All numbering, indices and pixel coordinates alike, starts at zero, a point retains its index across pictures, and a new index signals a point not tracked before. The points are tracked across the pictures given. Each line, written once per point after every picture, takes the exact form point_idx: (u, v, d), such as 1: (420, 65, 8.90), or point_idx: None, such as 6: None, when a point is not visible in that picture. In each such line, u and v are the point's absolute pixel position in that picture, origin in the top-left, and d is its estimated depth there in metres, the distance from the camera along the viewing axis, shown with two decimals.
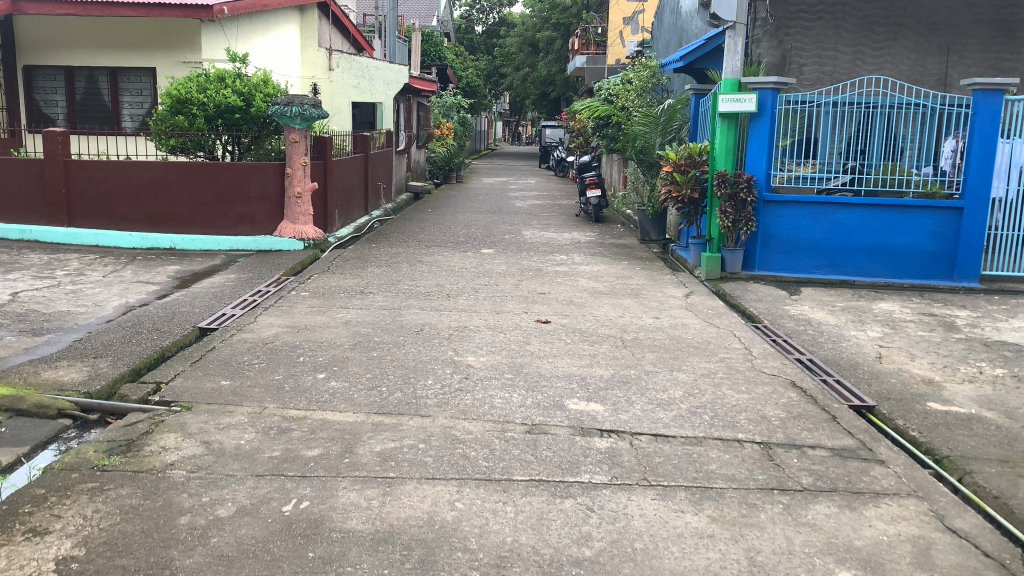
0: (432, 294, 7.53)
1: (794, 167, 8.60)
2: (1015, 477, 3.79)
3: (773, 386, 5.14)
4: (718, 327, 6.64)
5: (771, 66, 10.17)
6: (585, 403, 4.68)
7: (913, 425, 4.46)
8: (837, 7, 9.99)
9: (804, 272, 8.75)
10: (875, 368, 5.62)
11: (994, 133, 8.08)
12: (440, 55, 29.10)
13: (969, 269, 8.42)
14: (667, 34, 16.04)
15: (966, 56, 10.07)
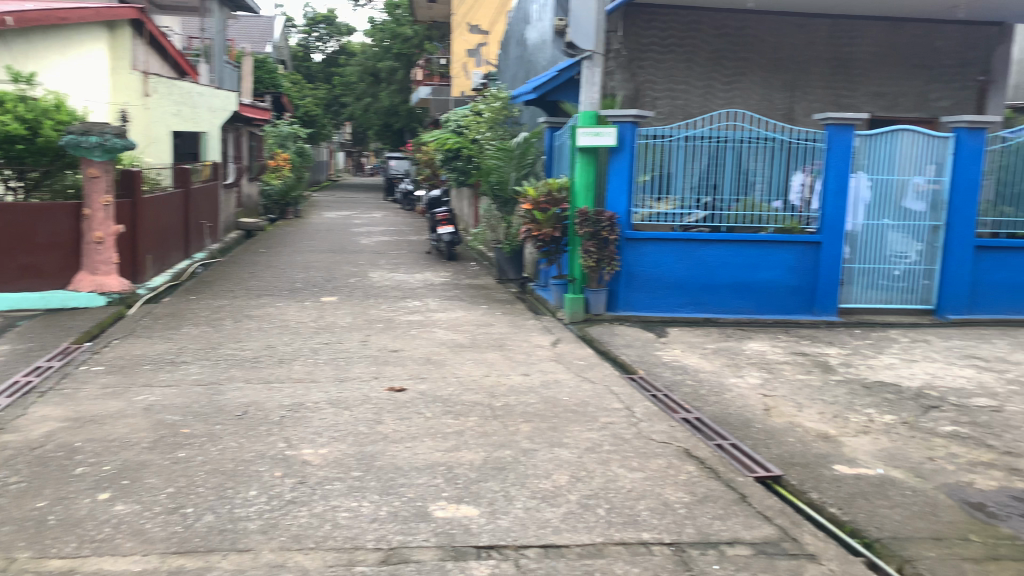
0: (262, 360, 6.36)
1: (653, 203, 8.01)
2: (961, 561, 3.16)
3: (667, 459, 4.46)
4: (593, 384, 5.95)
5: (625, 100, 9.84)
6: (453, 508, 3.79)
7: (829, 499, 3.84)
8: (687, 40, 9.83)
9: (668, 311, 8.16)
10: (768, 425, 5.01)
11: (846, 169, 7.88)
12: (275, 83, 27.40)
13: (829, 302, 8.14)
14: (514, 66, 15.60)
15: (808, 91, 10.18)
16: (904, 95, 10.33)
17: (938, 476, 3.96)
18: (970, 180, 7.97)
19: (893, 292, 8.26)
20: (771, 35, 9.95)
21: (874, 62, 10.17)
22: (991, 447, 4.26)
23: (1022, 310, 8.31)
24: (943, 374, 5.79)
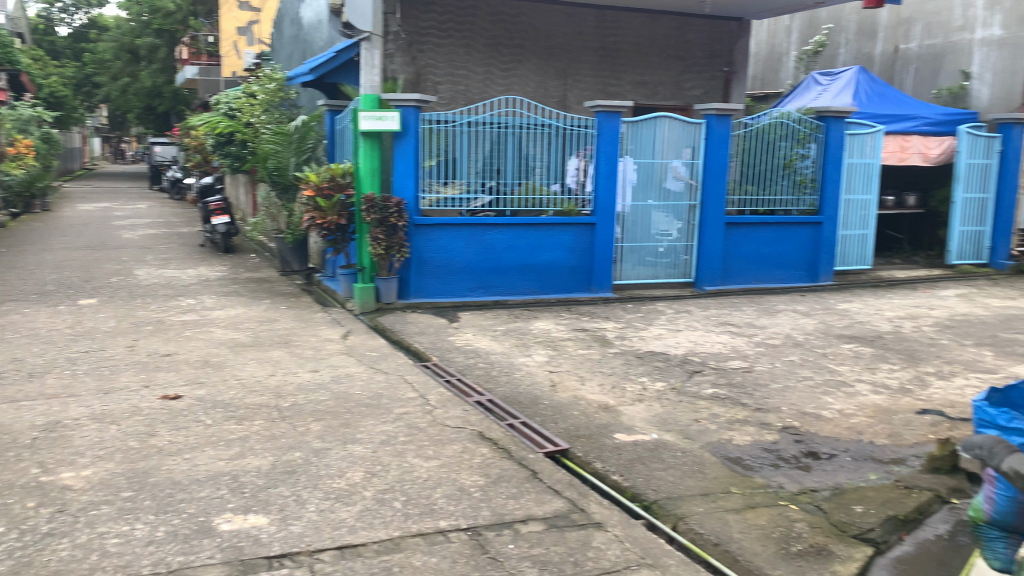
0: (6, 377, 5.55)
1: (439, 188, 7.97)
2: (724, 513, 3.37)
3: (461, 443, 4.49)
4: (386, 375, 5.86)
5: (406, 84, 9.74)
6: (241, 519, 3.54)
7: (612, 467, 4.03)
8: (464, 25, 9.90)
9: (457, 296, 8.22)
10: (555, 400, 5.18)
11: (615, 153, 8.34)
12: (13, 58, 23.06)
13: (604, 280, 8.64)
14: (289, 47, 14.88)
15: (579, 79, 10.68)
16: (662, 84, 11.17)
17: (702, 435, 4.31)
18: (720, 163, 8.72)
19: (658, 267, 8.96)
20: (543, 23, 10.29)
21: (636, 52, 10.87)
22: (745, 404, 4.73)
23: (766, 280, 9.28)
24: (703, 341, 6.35)
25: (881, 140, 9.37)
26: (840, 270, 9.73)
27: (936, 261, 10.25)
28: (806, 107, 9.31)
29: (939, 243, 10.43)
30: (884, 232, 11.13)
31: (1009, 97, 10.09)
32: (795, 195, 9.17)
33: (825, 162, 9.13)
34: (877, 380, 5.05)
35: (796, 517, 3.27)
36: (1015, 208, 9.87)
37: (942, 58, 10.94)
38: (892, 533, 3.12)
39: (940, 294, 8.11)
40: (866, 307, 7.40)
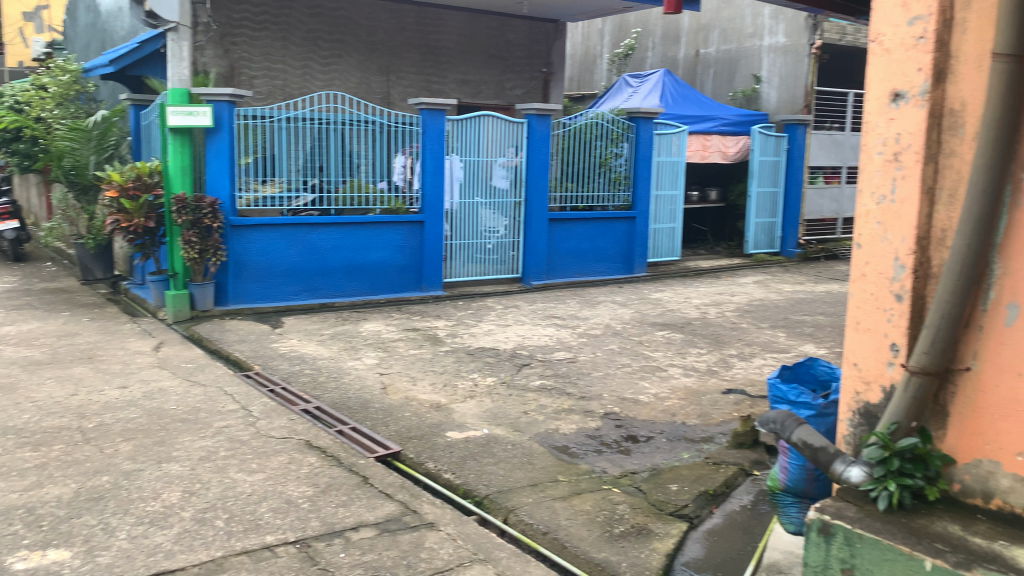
0: None
1: (258, 186, 7.56)
2: (552, 502, 3.44)
3: (288, 454, 4.28)
4: (204, 388, 5.48)
5: (218, 78, 9.22)
6: (37, 556, 3.16)
7: (443, 465, 3.97)
8: (280, 18, 9.49)
9: (281, 300, 7.85)
10: (386, 403, 5.05)
11: (441, 151, 8.30)
12: None
13: (434, 278, 8.62)
14: (85, 35, 13.61)
15: (402, 76, 10.58)
16: (484, 83, 11.31)
17: (530, 427, 4.37)
18: (542, 161, 8.96)
19: (487, 264, 9.05)
20: (364, 19, 10.08)
21: (458, 50, 10.91)
22: (571, 394, 4.88)
23: (588, 274, 9.66)
24: (530, 335, 6.50)
25: (685, 140, 10.02)
26: (653, 262, 10.31)
27: (737, 251, 11.13)
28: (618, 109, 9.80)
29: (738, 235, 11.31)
30: (690, 225, 11.90)
31: (793, 100, 11.11)
32: (611, 192, 9.65)
33: (637, 160, 9.63)
34: (688, 364, 5.40)
35: (618, 500, 3.40)
36: (800, 201, 10.90)
37: (737, 63, 11.89)
38: (704, 508, 3.33)
39: (741, 281, 8.82)
40: (677, 296, 7.91)
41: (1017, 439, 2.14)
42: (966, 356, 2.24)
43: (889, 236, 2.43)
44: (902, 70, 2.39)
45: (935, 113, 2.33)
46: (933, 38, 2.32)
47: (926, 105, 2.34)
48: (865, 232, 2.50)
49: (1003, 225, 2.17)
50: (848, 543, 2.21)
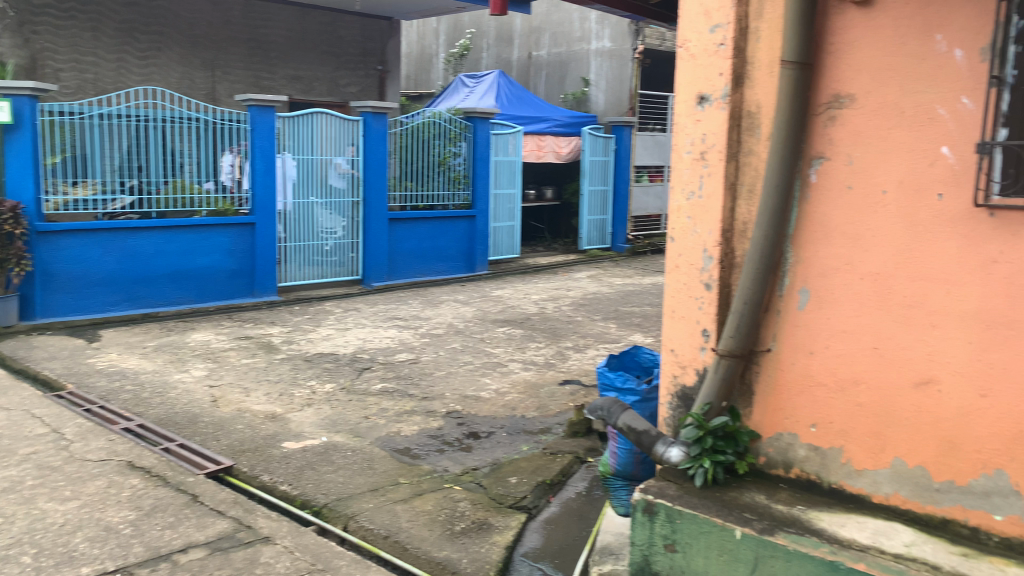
0: None
1: (68, 188, 6.84)
2: (393, 505, 3.39)
3: (107, 477, 3.87)
4: (6, 412, 4.90)
5: (17, 69, 8.36)
6: None
7: (280, 477, 3.78)
8: (88, 5, 8.75)
9: (97, 311, 7.17)
10: (218, 416, 4.76)
11: (271, 149, 7.98)
12: None
13: (267, 283, 8.28)
14: None
15: (229, 72, 10.07)
16: (317, 81, 10.99)
17: (371, 432, 4.28)
18: (379, 159, 8.83)
19: (325, 267, 8.81)
20: (185, 10, 9.51)
21: (289, 46, 10.53)
22: (412, 395, 4.84)
23: (429, 273, 9.64)
24: (371, 337, 6.38)
25: (521, 140, 10.22)
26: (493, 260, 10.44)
27: (573, 247, 11.52)
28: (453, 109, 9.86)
29: (573, 231, 11.71)
30: (528, 223, 12.20)
31: (619, 102, 11.66)
32: (450, 191, 9.68)
33: (474, 159, 9.73)
34: (526, 358, 5.52)
35: (459, 497, 3.42)
36: (627, 199, 11.48)
37: (567, 66, 12.33)
38: (541, 498, 3.41)
39: (577, 276, 9.14)
40: (517, 292, 8.07)
41: (810, 412, 2.35)
42: (766, 339, 2.43)
43: (699, 229, 2.59)
44: (705, 74, 2.56)
45: (734, 115, 2.51)
46: (731, 45, 2.49)
47: (727, 107, 2.51)
48: (678, 226, 2.65)
49: (794, 217, 2.37)
50: (669, 520, 2.33)
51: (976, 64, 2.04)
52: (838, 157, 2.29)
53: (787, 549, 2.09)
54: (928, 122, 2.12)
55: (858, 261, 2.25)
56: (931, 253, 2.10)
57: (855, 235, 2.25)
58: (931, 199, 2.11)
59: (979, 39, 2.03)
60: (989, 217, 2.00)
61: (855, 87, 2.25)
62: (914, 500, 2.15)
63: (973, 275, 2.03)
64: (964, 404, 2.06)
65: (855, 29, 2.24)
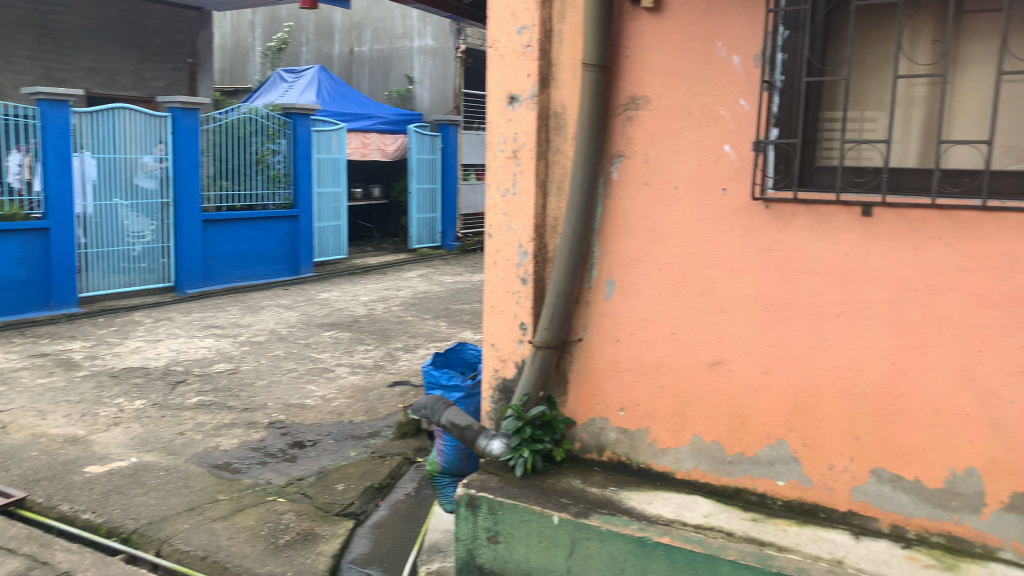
0: None
1: None
2: (211, 523, 3.19)
3: None
4: None
5: None
6: None
7: (82, 506, 3.41)
8: None
9: None
10: (6, 442, 4.20)
11: (66, 147, 7.09)
12: None
13: (66, 294, 7.34)
14: None
15: (13, 61, 9.07)
16: (120, 73, 10.19)
17: (187, 448, 4.02)
18: (191, 158, 8.20)
19: (133, 274, 8.01)
20: None
21: (85, 35, 9.67)
22: (232, 407, 4.60)
23: (249, 277, 9.12)
24: (186, 349, 6.00)
25: (344, 137, 10.06)
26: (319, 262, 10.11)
27: (402, 246, 11.42)
28: (271, 105, 9.42)
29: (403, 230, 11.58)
30: (355, 222, 11.95)
31: (442, 100, 11.69)
32: (270, 190, 9.24)
33: (295, 158, 9.38)
34: (354, 362, 5.41)
35: (283, 509, 3.29)
36: (456, 197, 11.51)
37: (389, 63, 12.22)
38: (370, 502, 3.36)
39: (405, 276, 9.10)
40: (344, 294, 7.89)
41: (619, 396, 2.47)
42: (578, 328, 2.53)
43: (513, 225, 2.64)
44: (513, 75, 2.60)
45: (542, 115, 2.58)
46: (537, 47, 2.55)
47: (535, 107, 2.58)
48: (493, 222, 2.68)
49: (599, 212, 2.48)
50: (491, 512, 2.37)
51: (750, 70, 2.21)
52: (636, 155, 2.41)
53: (600, 529, 2.18)
54: (712, 122, 2.27)
55: (656, 253, 2.38)
56: (718, 244, 2.27)
57: (653, 228, 2.39)
58: (717, 193, 2.27)
59: (752, 47, 2.20)
60: (765, 209, 2.19)
61: (649, 90, 2.38)
62: (711, 473, 2.32)
63: (753, 262, 2.21)
64: (751, 380, 2.24)
65: (647, 35, 2.37)
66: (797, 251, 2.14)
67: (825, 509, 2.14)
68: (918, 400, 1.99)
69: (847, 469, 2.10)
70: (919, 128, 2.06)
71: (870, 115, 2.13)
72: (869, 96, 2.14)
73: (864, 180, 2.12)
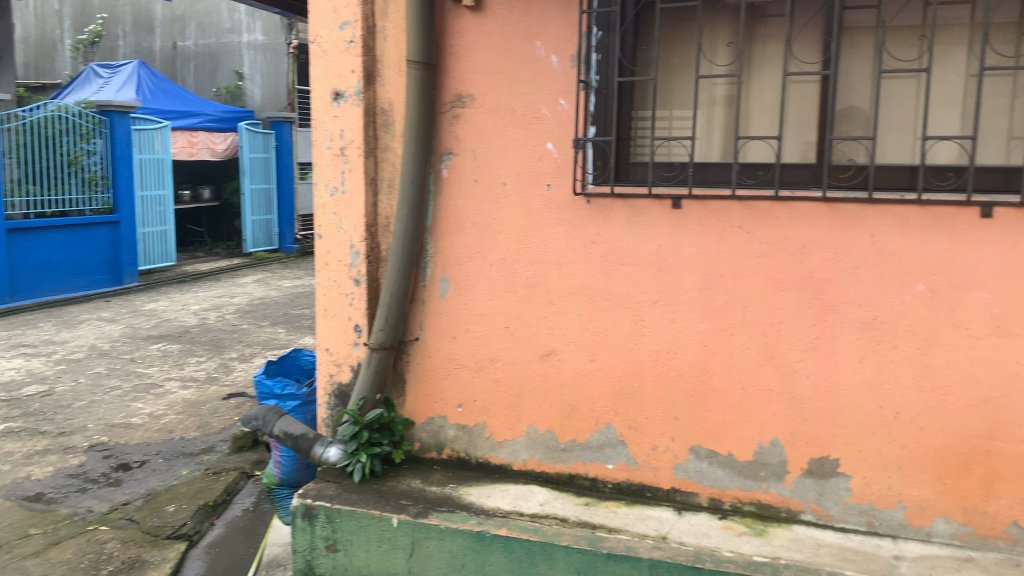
0: None
1: None
2: (21, 561, 2.88)
3: None
4: None
5: None
6: None
7: None
8: None
9: None
10: None
11: None
12: None
13: None
14: None
15: None
16: None
17: None
18: None
19: None
20: None
21: None
22: (45, 432, 4.19)
23: (65, 291, 7.97)
24: None
25: (169, 136, 9.22)
26: (144, 271, 9.14)
27: (236, 249, 10.84)
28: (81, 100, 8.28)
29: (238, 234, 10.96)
30: (184, 226, 11.14)
31: (276, 97, 11.25)
32: (86, 194, 8.08)
33: (114, 159, 8.28)
34: (186, 376, 5.10)
35: (106, 538, 3.04)
36: (294, 197, 10.79)
37: (217, 58, 11.61)
38: (204, 521, 3.19)
39: (241, 281, 8.71)
40: (173, 304, 7.43)
41: (457, 393, 2.47)
42: (414, 328, 2.49)
43: (344, 225, 2.53)
44: (337, 70, 2.49)
45: (368, 112, 2.49)
46: (360, 43, 2.46)
47: (361, 104, 2.48)
48: (323, 222, 2.57)
49: (430, 210, 2.45)
50: (329, 520, 2.31)
51: (567, 69, 2.26)
52: (464, 152, 2.41)
53: (439, 528, 2.18)
54: (535, 121, 2.32)
55: (487, 249, 2.40)
56: (545, 238, 2.32)
57: (483, 224, 2.40)
58: (542, 189, 2.32)
59: (569, 47, 2.25)
60: (586, 204, 2.26)
61: (474, 88, 2.39)
62: (546, 462, 2.38)
63: (578, 255, 2.28)
64: (580, 368, 2.31)
65: (470, 34, 2.38)
66: (617, 243, 2.23)
67: (651, 488, 2.25)
68: (728, 380, 2.13)
69: (668, 449, 2.22)
70: (719, 126, 2.20)
71: (678, 113, 2.25)
72: (677, 95, 2.25)
73: (673, 174, 2.24)
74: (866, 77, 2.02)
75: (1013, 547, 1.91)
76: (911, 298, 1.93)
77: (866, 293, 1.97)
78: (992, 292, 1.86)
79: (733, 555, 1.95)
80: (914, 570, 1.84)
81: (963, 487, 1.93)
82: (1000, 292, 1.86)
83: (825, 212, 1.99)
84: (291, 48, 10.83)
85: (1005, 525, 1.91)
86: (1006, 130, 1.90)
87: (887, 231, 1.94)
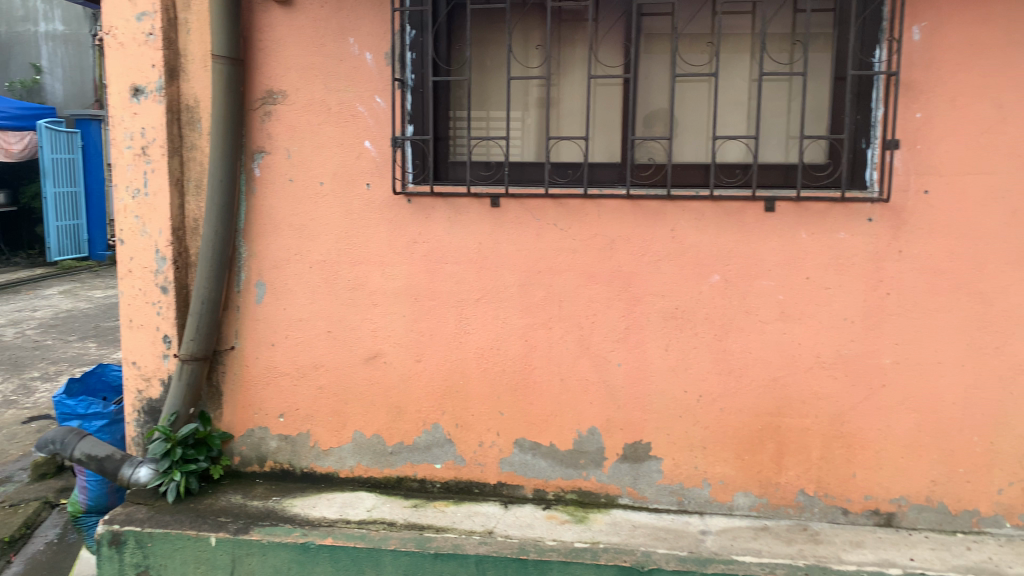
0: None
1: None
2: None
3: None
4: None
5: None
6: None
7: None
8: None
9: None
10: None
11: None
12: None
13: None
14: None
15: None
16: None
17: None
18: None
19: None
20: None
21: None
22: None
23: None
24: None
25: None
26: None
27: (38, 258, 9.83)
28: None
29: (39, 241, 9.90)
30: None
31: (82, 94, 10.41)
32: None
33: None
34: None
35: None
36: (105, 202, 9.81)
37: (9, 49, 10.51)
38: None
39: (44, 293, 7.93)
40: None
41: (278, 403, 2.37)
42: (229, 336, 2.37)
43: (148, 228, 2.37)
44: (135, 63, 2.31)
45: (171, 108, 2.33)
46: (160, 35, 2.29)
47: (164, 100, 2.32)
48: (124, 226, 2.39)
49: (244, 211, 2.33)
50: (140, 546, 2.15)
51: (382, 67, 2.22)
52: (278, 150, 2.30)
53: (261, 543, 2.08)
54: (350, 119, 2.26)
55: (305, 251, 2.30)
56: (365, 239, 2.26)
57: (300, 225, 2.30)
58: (361, 188, 2.26)
59: (383, 45, 2.21)
60: (407, 203, 2.23)
61: (286, 85, 2.28)
62: (373, 467, 2.34)
63: (400, 255, 2.25)
64: (404, 370, 2.29)
65: (279, 29, 2.26)
66: (438, 242, 2.22)
67: (478, 485, 2.27)
68: (548, 373, 2.19)
69: (494, 444, 2.25)
70: (533, 126, 2.25)
71: (494, 114, 2.27)
72: (491, 96, 2.28)
73: (490, 173, 2.27)
74: (664, 81, 2.14)
75: (801, 513, 2.08)
76: (709, 288, 2.06)
77: (670, 284, 2.08)
78: (778, 280, 2.02)
79: (556, 544, 1.99)
80: (718, 542, 1.96)
81: (758, 461, 2.09)
82: (785, 280, 2.02)
83: (632, 208, 2.09)
84: (96, 40, 10.02)
85: (794, 494, 2.08)
86: (784, 131, 2.08)
87: (687, 226, 2.06)
